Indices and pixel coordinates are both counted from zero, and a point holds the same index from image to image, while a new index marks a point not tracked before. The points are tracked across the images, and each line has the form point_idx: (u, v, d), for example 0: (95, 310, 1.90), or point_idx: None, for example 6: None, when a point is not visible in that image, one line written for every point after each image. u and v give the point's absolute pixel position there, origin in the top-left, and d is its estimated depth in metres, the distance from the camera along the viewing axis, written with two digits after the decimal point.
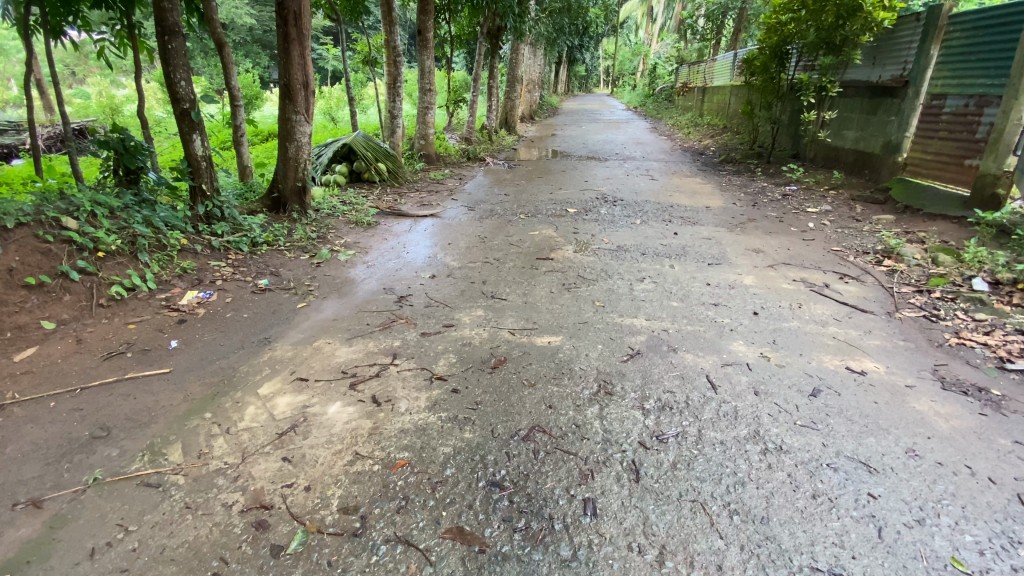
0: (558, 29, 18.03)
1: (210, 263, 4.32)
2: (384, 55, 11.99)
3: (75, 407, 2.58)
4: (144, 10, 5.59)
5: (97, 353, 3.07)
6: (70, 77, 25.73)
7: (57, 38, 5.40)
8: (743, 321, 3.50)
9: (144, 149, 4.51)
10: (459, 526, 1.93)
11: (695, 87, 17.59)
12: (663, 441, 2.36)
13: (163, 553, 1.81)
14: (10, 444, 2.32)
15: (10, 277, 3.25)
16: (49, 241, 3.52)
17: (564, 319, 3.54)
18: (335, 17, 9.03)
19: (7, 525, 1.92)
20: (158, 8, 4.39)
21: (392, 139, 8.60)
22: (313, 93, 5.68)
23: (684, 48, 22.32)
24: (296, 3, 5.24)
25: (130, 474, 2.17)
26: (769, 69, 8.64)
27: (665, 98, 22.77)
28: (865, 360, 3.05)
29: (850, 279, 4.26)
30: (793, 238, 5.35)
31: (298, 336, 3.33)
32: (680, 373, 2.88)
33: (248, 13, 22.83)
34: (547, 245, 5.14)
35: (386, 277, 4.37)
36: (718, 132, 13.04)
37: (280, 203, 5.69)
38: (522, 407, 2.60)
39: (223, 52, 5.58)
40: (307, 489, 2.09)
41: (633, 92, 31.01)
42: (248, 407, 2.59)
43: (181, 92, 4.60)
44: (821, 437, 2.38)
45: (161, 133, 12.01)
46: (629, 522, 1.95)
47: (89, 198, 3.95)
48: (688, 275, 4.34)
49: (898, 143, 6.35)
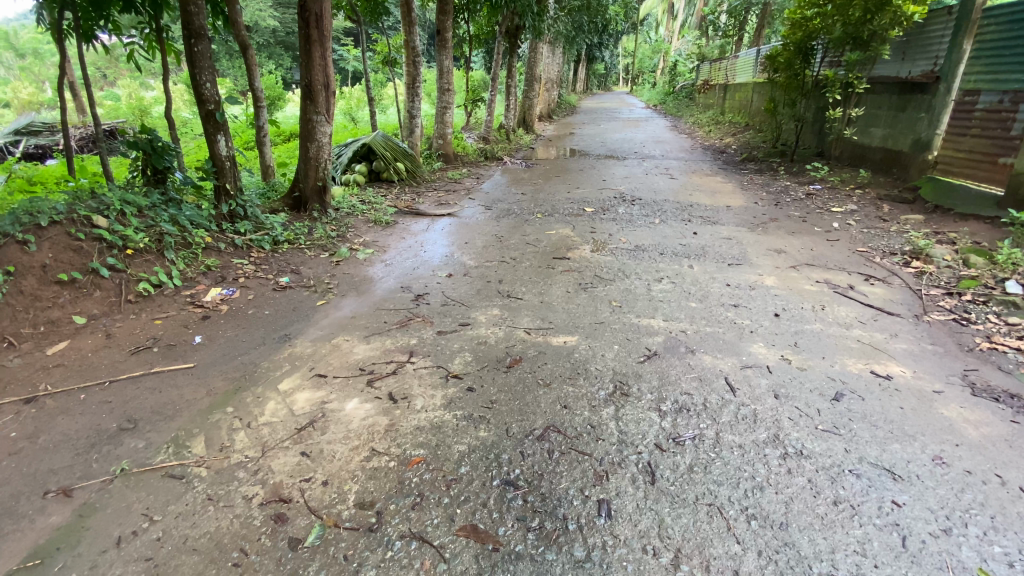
0: (578, 27, 18.01)
1: (233, 261, 4.41)
2: (402, 55, 12.07)
3: (104, 400, 2.67)
4: (171, 13, 5.71)
5: (125, 348, 3.17)
6: (100, 79, 26.64)
7: (89, 41, 5.55)
8: (763, 323, 3.44)
9: (171, 149, 4.67)
10: (474, 523, 1.94)
11: (717, 84, 17.32)
12: (679, 443, 2.34)
13: (186, 543, 1.86)
14: (41, 436, 2.41)
15: (44, 273, 3.38)
16: (80, 238, 3.65)
17: (581, 319, 3.53)
18: (356, 18, 9.16)
19: (39, 512, 1.99)
20: (186, 12, 4.51)
21: (410, 139, 8.64)
22: (334, 93, 5.76)
23: (706, 47, 22.08)
24: (318, 5, 5.30)
25: (155, 465, 2.23)
26: (793, 65, 8.46)
27: (686, 95, 22.42)
28: (891, 363, 2.97)
29: (876, 280, 4.15)
30: (817, 238, 5.23)
31: (318, 333, 3.39)
32: (698, 374, 2.85)
33: (271, 14, 23.36)
34: (564, 245, 5.10)
35: (404, 275, 4.41)
36: (740, 130, 12.79)
37: (301, 201, 5.79)
38: (537, 406, 2.60)
39: (247, 53, 5.66)
40: (325, 483, 2.13)
41: (652, 91, 30.61)
42: (268, 402, 2.65)
43: (207, 93, 4.71)
44: (844, 442, 2.33)
45: (188, 132, 12.49)
46: (644, 524, 1.93)
47: (118, 198, 4.07)
48: (708, 275, 4.28)
49: (929, 140, 6.16)
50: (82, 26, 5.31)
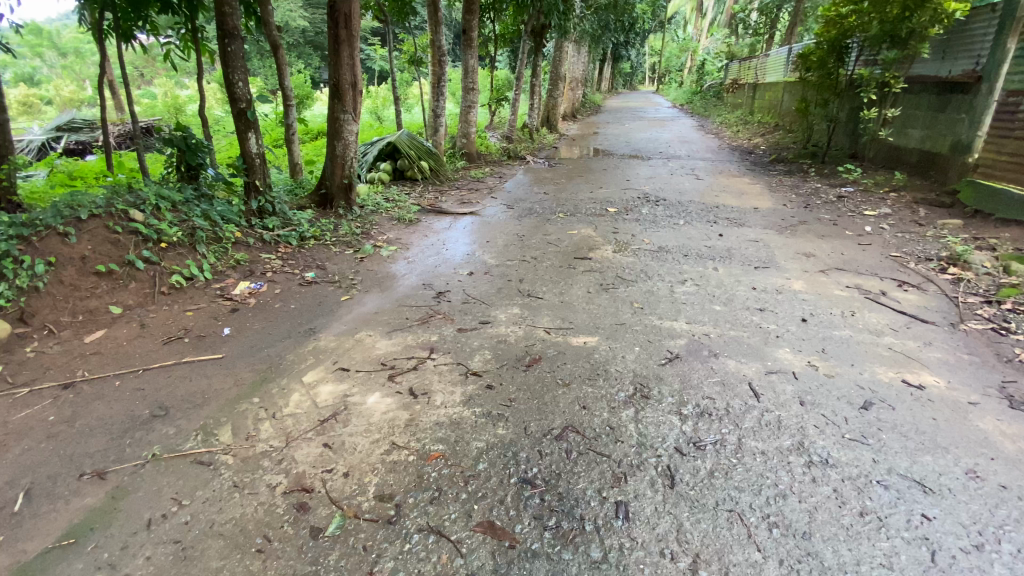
0: (605, 26, 17.86)
1: (262, 255, 4.52)
2: (428, 54, 12.17)
3: (137, 387, 2.77)
4: (206, 14, 5.88)
5: (158, 337, 3.28)
6: (139, 77, 27.62)
7: (128, 41, 5.75)
8: (790, 328, 3.37)
9: (204, 147, 4.81)
10: (491, 520, 1.95)
11: (746, 83, 16.96)
12: (700, 448, 2.30)
13: (213, 527, 1.92)
14: (78, 420, 2.51)
15: (83, 265, 3.53)
16: (118, 231, 3.78)
17: (602, 320, 3.51)
18: (383, 18, 9.27)
19: (75, 493, 2.08)
20: (220, 13, 4.64)
21: (434, 138, 8.71)
22: (361, 92, 5.84)
23: (735, 45, 21.64)
24: (347, 5, 5.39)
25: (184, 452, 2.30)
26: (826, 64, 8.23)
27: (713, 95, 22.01)
28: (924, 373, 2.87)
29: (909, 287, 4.01)
30: (848, 242, 5.09)
31: (342, 327, 3.45)
32: (721, 379, 2.80)
33: (301, 15, 23.82)
34: (586, 245, 5.08)
35: (426, 273, 4.45)
36: (769, 131, 12.51)
37: (328, 199, 5.89)
38: (556, 406, 2.59)
39: (277, 53, 5.78)
40: (346, 475, 2.17)
41: (679, 91, 30.16)
42: (293, 394, 2.71)
43: (239, 92, 4.84)
44: (872, 452, 2.26)
45: (220, 130, 12.85)
46: (662, 528, 1.91)
47: (153, 193, 4.22)
48: (733, 278, 4.20)
49: (969, 142, 5.92)
50: (122, 27, 5.51)
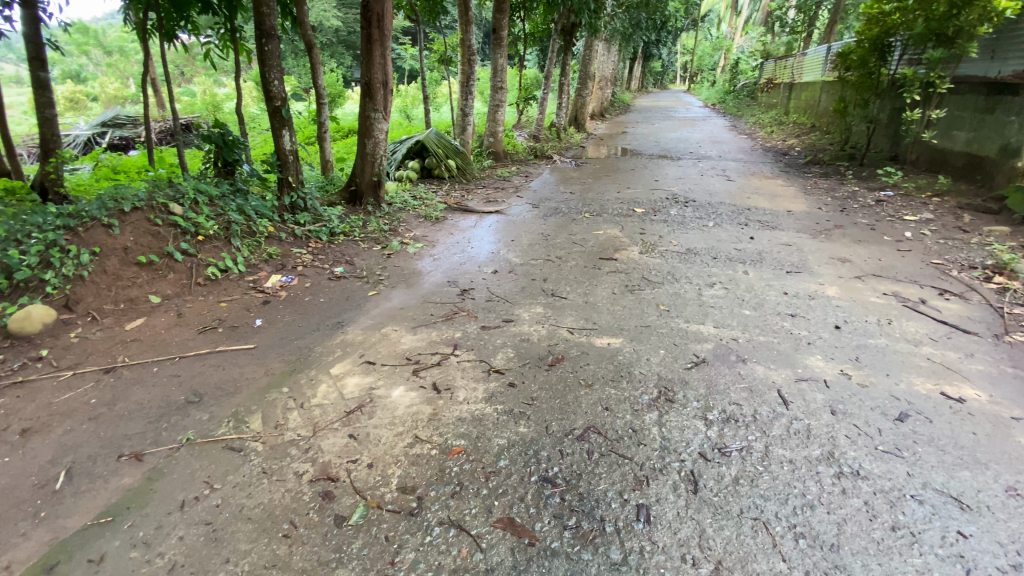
0: (636, 24, 17.63)
1: (293, 250, 4.64)
2: (458, 54, 12.25)
3: (173, 374, 2.88)
4: (244, 14, 6.05)
5: (194, 327, 3.41)
6: (179, 76, 28.61)
7: (170, 40, 5.97)
8: (822, 335, 3.27)
9: (240, 143, 4.96)
10: (511, 516, 1.96)
11: (782, 83, 16.52)
12: (725, 454, 2.26)
13: (242, 511, 1.99)
14: (118, 403, 2.63)
15: (125, 255, 3.69)
16: (158, 224, 3.94)
17: (626, 322, 3.48)
18: (414, 17, 9.37)
19: (114, 473, 2.18)
20: (258, 13, 4.77)
21: (462, 137, 8.77)
22: (391, 91, 5.92)
23: (770, 43, 21.10)
24: (379, 5, 5.47)
25: (217, 437, 2.39)
26: (867, 64, 7.94)
27: (747, 95, 21.50)
28: (964, 385, 2.75)
29: (951, 296, 3.85)
30: (886, 248, 4.91)
31: (369, 322, 3.51)
32: (749, 385, 2.74)
33: (335, 15, 24.27)
34: (612, 245, 5.04)
35: (451, 270, 4.49)
36: (805, 132, 12.16)
37: (357, 195, 6.00)
38: (578, 406, 2.59)
39: (312, 52, 5.91)
40: (370, 466, 2.21)
41: (711, 90, 29.57)
42: (320, 385, 2.78)
43: (274, 90, 4.97)
44: (906, 465, 2.18)
45: (255, 126, 13.21)
46: (684, 533, 1.89)
47: (192, 188, 4.37)
48: (763, 283, 4.11)
49: (1018, 146, 5.65)
50: (165, 26, 5.72)
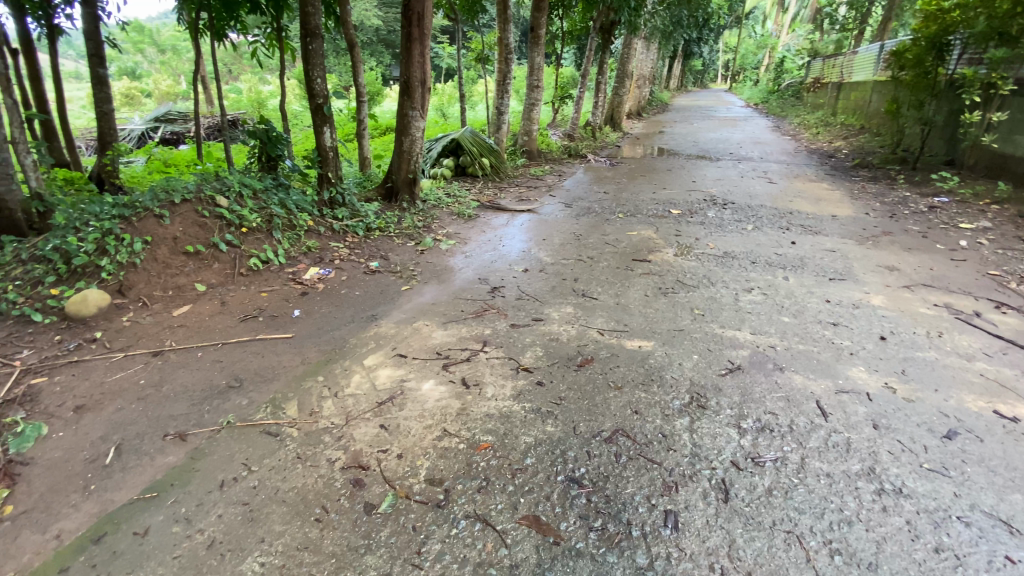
0: (677, 22, 17.27)
1: (330, 243, 4.76)
2: (495, 52, 12.29)
3: (216, 359, 3.01)
4: (290, 14, 6.24)
5: (236, 315, 3.55)
6: (228, 74, 29.75)
7: (220, 39, 6.21)
8: (866, 346, 3.14)
9: (283, 139, 5.13)
10: (536, 514, 1.97)
11: (830, 83, 15.88)
12: (759, 464, 2.20)
13: (277, 494, 2.06)
14: (165, 385, 2.77)
15: (175, 245, 3.87)
16: (205, 216, 4.12)
17: (659, 325, 3.42)
18: (453, 16, 9.46)
19: (160, 451, 2.30)
20: (304, 13, 4.93)
21: (497, 135, 8.80)
22: (429, 90, 6.00)
23: (819, 41, 20.29)
24: (420, 5, 5.55)
25: (255, 422, 2.48)
26: (924, 63, 7.49)
27: (791, 94, 20.76)
28: (1021, 404, 2.59)
29: (1009, 309, 3.63)
30: (938, 256, 4.66)
31: (401, 316, 3.58)
32: (786, 395, 2.66)
33: (375, 14, 24.73)
34: (646, 247, 4.97)
35: (482, 267, 4.52)
36: (853, 133, 11.65)
37: (393, 192, 6.11)
38: (607, 408, 2.56)
39: (353, 51, 6.05)
40: (399, 456, 2.25)
41: (754, 89, 28.69)
42: (354, 375, 2.85)
43: (317, 88, 5.12)
44: (953, 485, 2.07)
45: (298, 123, 13.61)
46: (713, 542, 1.85)
47: (237, 181, 4.55)
48: (804, 289, 3.97)
49: None
50: (216, 26, 5.96)
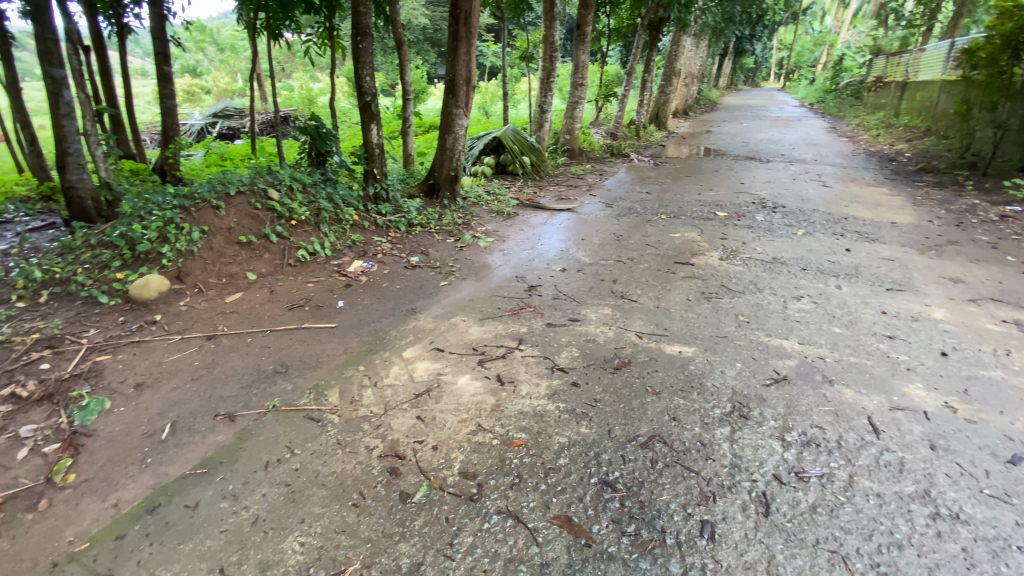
0: (729, 19, 16.73)
1: (374, 238, 4.88)
2: (540, 50, 12.26)
3: (264, 345, 3.15)
4: (342, 14, 6.43)
5: (283, 303, 3.70)
6: (281, 72, 30.93)
7: (276, 38, 6.47)
8: (925, 361, 2.95)
9: (332, 135, 5.30)
10: (568, 515, 1.96)
11: (893, 81, 15.00)
12: (803, 479, 2.12)
13: (317, 477, 2.14)
14: (216, 367, 2.92)
15: (229, 235, 4.08)
16: (258, 208, 4.31)
17: (700, 330, 3.34)
18: (499, 14, 9.51)
19: (211, 430, 2.43)
20: (356, 13, 5.07)
21: (539, 134, 8.78)
22: (474, 88, 6.05)
23: (883, 38, 19.20)
24: (468, 4, 5.61)
25: (299, 407, 2.58)
26: (999, 61, 6.96)
27: (850, 94, 19.75)
28: None
29: None
30: (1010, 269, 4.34)
31: (440, 311, 3.63)
32: (835, 409, 2.54)
33: (423, 14, 25.14)
34: (689, 249, 4.85)
35: (519, 266, 4.53)
36: (917, 136, 10.97)
37: (435, 189, 6.20)
38: (643, 413, 2.52)
39: (402, 49, 6.18)
40: (435, 448, 2.29)
41: (809, 88, 27.47)
42: (393, 366, 2.92)
43: (366, 86, 5.25)
44: (1018, 514, 1.93)
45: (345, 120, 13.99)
46: (751, 556, 1.80)
47: (288, 176, 4.74)
48: (858, 299, 3.78)
49: None
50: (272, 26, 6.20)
